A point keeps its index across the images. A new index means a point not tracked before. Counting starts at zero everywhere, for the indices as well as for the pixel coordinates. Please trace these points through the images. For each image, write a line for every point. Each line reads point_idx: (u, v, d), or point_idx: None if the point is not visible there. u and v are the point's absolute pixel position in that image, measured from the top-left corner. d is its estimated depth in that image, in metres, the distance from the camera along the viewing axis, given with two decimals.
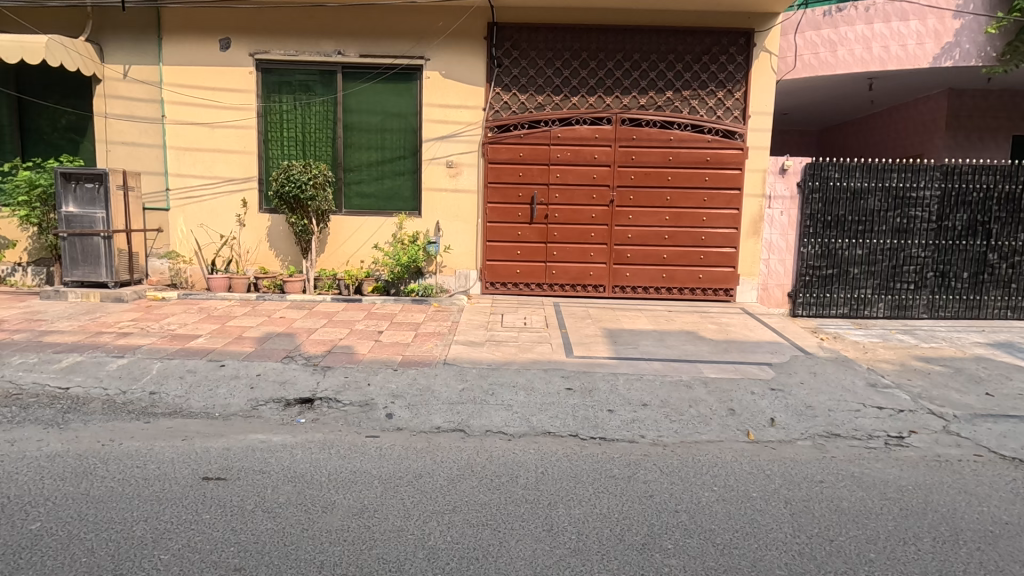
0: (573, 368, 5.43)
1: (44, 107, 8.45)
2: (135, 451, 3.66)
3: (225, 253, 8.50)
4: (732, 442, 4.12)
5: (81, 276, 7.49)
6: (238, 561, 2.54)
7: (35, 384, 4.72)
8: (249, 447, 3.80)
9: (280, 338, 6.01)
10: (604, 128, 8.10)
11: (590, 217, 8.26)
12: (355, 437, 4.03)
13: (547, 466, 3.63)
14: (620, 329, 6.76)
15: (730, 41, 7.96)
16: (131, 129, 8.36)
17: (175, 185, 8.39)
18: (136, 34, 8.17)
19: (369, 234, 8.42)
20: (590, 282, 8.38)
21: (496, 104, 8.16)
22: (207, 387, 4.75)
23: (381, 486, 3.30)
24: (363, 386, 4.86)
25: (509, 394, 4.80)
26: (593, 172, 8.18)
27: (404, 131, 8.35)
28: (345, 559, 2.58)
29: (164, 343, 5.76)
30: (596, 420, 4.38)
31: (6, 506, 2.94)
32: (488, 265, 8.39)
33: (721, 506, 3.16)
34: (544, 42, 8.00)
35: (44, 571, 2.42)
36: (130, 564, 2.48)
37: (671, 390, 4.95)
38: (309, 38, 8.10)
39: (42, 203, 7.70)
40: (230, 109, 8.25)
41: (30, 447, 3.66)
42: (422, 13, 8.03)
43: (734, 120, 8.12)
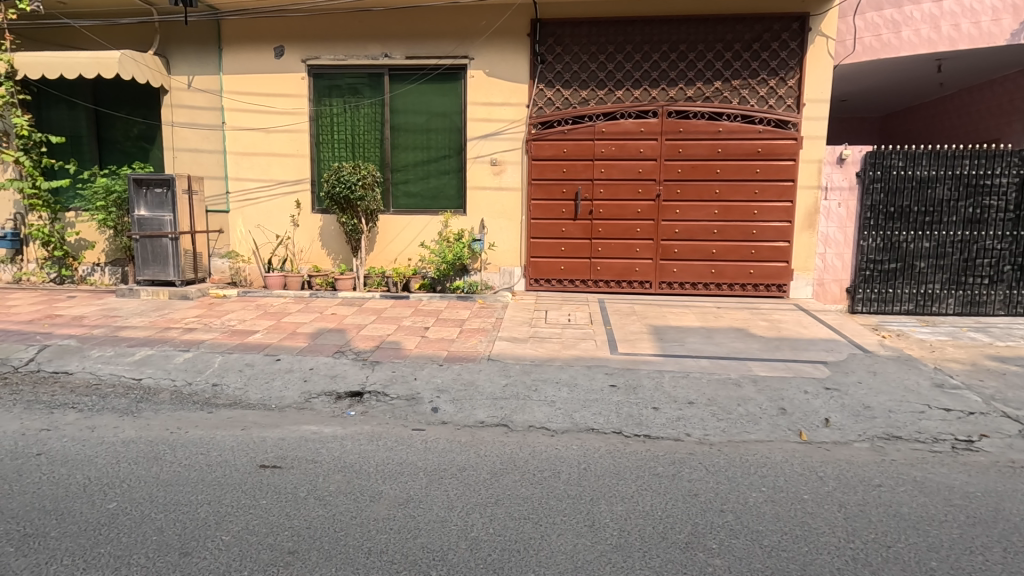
0: (617, 364, 5.39)
1: (118, 118, 9.06)
2: (200, 439, 3.90)
3: (281, 252, 8.88)
4: (782, 442, 3.99)
5: (151, 275, 8.01)
6: (292, 544, 2.67)
7: (111, 375, 5.09)
8: (302, 437, 3.98)
9: (331, 334, 6.24)
10: (650, 122, 7.96)
11: (636, 212, 8.15)
12: (402, 430, 4.14)
13: (590, 463, 3.63)
14: (666, 326, 6.65)
15: (783, 26, 7.66)
16: (195, 136, 8.84)
17: (234, 188, 8.83)
18: (198, 46, 8.64)
19: (416, 233, 8.61)
20: (636, 278, 8.27)
21: (539, 100, 8.16)
22: (264, 380, 5.00)
23: (426, 477, 3.39)
24: (410, 380, 5.00)
25: (552, 390, 4.82)
26: (639, 167, 8.06)
27: (449, 131, 8.48)
28: (392, 547, 2.66)
29: (225, 338, 6.08)
30: (640, 418, 4.33)
31: (88, 487, 3.20)
32: (533, 262, 8.42)
33: (770, 507, 3.07)
34: (588, 37, 7.93)
35: (120, 547, 2.62)
36: (195, 544, 2.65)
37: (719, 388, 4.84)
38: (357, 42, 8.35)
39: (117, 207, 8.26)
40: (284, 113, 8.60)
41: (108, 433, 3.96)
42: (466, 13, 8.12)
43: (787, 109, 7.81)
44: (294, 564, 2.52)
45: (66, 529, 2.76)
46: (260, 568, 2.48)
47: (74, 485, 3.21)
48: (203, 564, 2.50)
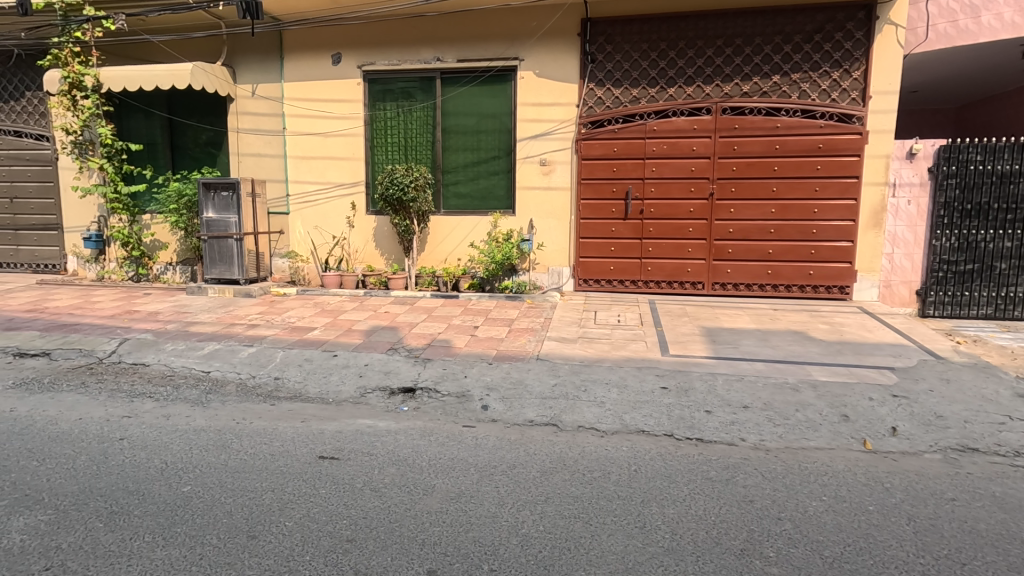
0: (668, 366, 5.30)
1: (189, 125, 9.64)
2: (263, 430, 4.11)
3: (337, 252, 9.19)
4: (844, 450, 3.82)
5: (218, 273, 8.48)
6: (350, 532, 2.78)
7: (183, 367, 5.44)
8: (358, 430, 4.12)
9: (385, 331, 6.44)
10: (703, 119, 7.78)
11: (688, 211, 7.98)
12: (452, 426, 4.22)
13: (640, 464, 3.59)
14: (720, 328, 6.48)
15: (847, 16, 7.30)
16: (258, 142, 9.28)
17: (294, 191, 9.22)
18: (262, 56, 9.06)
19: (465, 233, 8.72)
20: (688, 279, 8.10)
21: (589, 99, 8.12)
22: (322, 375, 5.21)
23: (477, 473, 3.45)
24: (460, 378, 5.09)
25: (602, 391, 4.79)
26: (692, 165, 7.90)
27: (499, 132, 8.55)
28: (444, 540, 2.73)
29: (285, 334, 6.36)
30: (692, 420, 4.25)
31: (165, 470, 3.43)
32: (581, 261, 8.38)
33: (831, 517, 2.95)
34: (639, 34, 7.82)
35: (194, 527, 2.79)
36: (262, 527, 2.80)
37: (776, 392, 4.68)
38: (410, 47, 8.55)
39: (188, 210, 8.79)
40: (341, 118, 8.92)
41: (181, 422, 4.24)
42: (516, 15, 8.17)
43: (851, 102, 7.45)
44: (352, 552, 2.61)
45: (146, 509, 2.97)
46: (321, 554, 2.59)
47: (153, 468, 3.45)
48: (269, 547, 2.63)
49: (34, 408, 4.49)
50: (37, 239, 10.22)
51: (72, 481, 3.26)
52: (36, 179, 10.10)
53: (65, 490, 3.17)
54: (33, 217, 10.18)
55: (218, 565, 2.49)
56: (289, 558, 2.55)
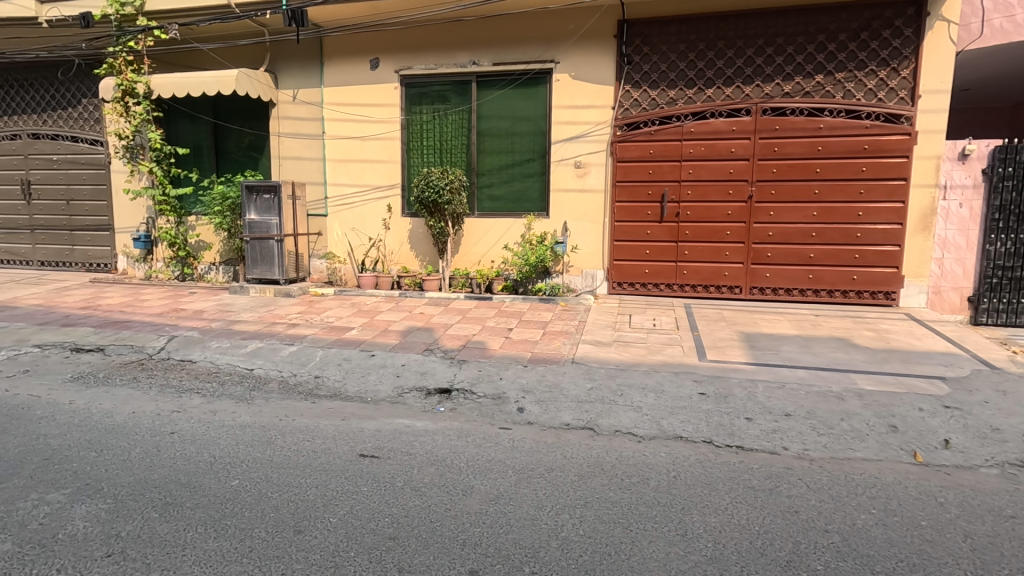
0: (706, 372, 5.22)
1: (233, 130, 9.94)
2: (305, 427, 4.22)
3: (373, 254, 9.35)
4: (893, 462, 3.69)
5: (259, 273, 8.72)
6: (393, 530, 2.82)
7: (228, 364, 5.62)
8: (396, 430, 4.18)
9: (420, 332, 6.52)
10: (742, 120, 7.65)
11: (726, 214, 7.85)
12: (489, 427, 4.25)
13: (680, 471, 3.54)
14: (759, 334, 6.34)
15: (896, 12, 7.06)
16: (298, 145, 9.52)
17: (332, 194, 9.42)
18: (303, 62, 9.29)
19: (499, 235, 8.74)
20: (725, 283, 7.96)
21: (625, 102, 8.06)
22: (361, 375, 5.31)
23: (515, 475, 3.47)
24: (496, 380, 5.12)
25: (639, 396, 4.74)
26: (730, 167, 7.76)
27: (533, 134, 8.57)
28: (485, 541, 2.75)
29: (324, 334, 6.50)
30: (732, 428, 4.18)
31: (214, 463, 3.56)
32: (616, 265, 8.34)
33: (881, 531, 2.86)
34: (677, 35, 7.73)
35: (244, 521, 2.88)
36: (308, 522, 2.87)
37: (821, 401, 4.55)
38: (446, 51, 8.64)
39: (232, 212, 9.07)
40: (378, 122, 9.07)
41: (228, 417, 4.38)
42: (553, 17, 8.18)
43: (899, 102, 7.21)
44: (395, 549, 2.66)
45: (198, 501, 3.08)
46: (365, 550, 2.64)
47: (202, 462, 3.58)
48: (316, 542, 2.70)
49: (91, 401, 4.71)
50: (91, 239, 10.70)
51: (128, 472, 3.41)
52: (90, 182, 10.57)
53: (122, 480, 3.31)
54: (87, 218, 10.66)
55: (268, 558, 2.56)
56: (335, 554, 2.61)
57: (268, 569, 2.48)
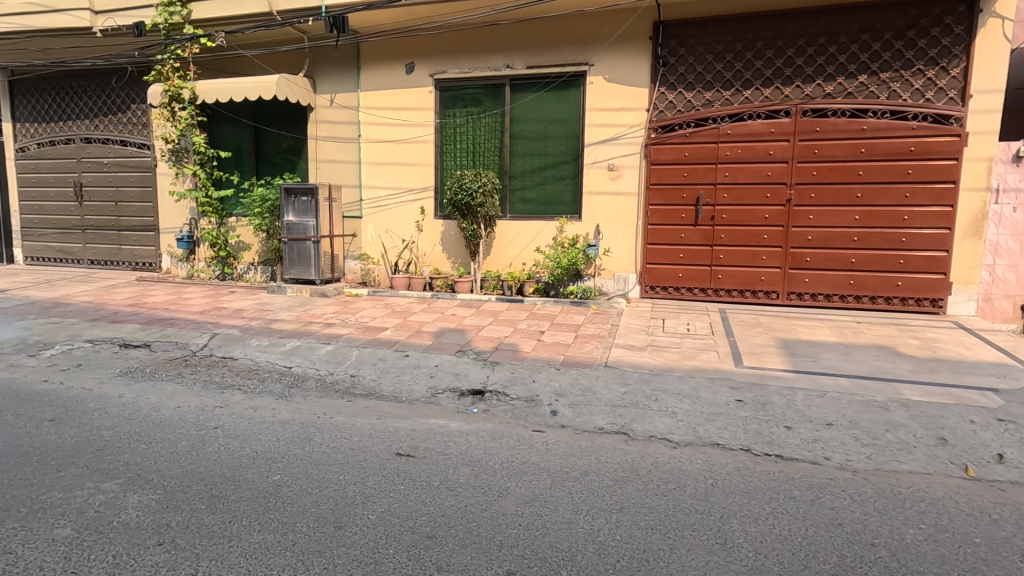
0: (742, 378, 5.12)
1: (272, 133, 10.20)
2: (342, 425, 4.30)
3: (406, 255, 9.47)
4: (943, 476, 3.56)
5: (296, 274, 8.92)
6: (430, 529, 2.85)
7: (268, 362, 5.77)
8: (430, 429, 4.23)
9: (453, 333, 6.58)
10: (781, 122, 7.49)
11: (763, 217, 7.69)
12: (522, 430, 4.26)
13: (717, 479, 3.48)
14: (797, 340, 6.19)
15: (945, 10, 6.82)
16: (335, 148, 9.71)
17: (367, 196, 9.59)
18: (341, 67, 9.48)
19: (531, 237, 8.75)
20: (762, 288, 7.80)
21: (660, 104, 7.98)
22: (395, 374, 5.39)
23: (549, 478, 3.47)
24: (529, 382, 5.13)
25: (673, 401, 4.69)
26: (768, 169, 7.62)
27: (566, 137, 8.56)
28: (522, 543, 2.76)
29: (359, 333, 6.62)
30: (771, 436, 4.09)
31: (256, 458, 3.66)
32: (648, 268, 8.26)
33: (932, 547, 2.76)
34: (714, 36, 7.63)
35: (286, 515, 2.96)
36: (348, 519, 2.92)
37: (864, 411, 4.42)
38: (481, 55, 8.71)
39: (271, 214, 9.31)
40: (413, 125, 9.20)
41: (268, 413, 4.50)
42: (588, 20, 8.16)
43: (948, 102, 6.95)
44: (433, 547, 2.69)
45: (242, 495, 3.17)
46: (403, 548, 2.68)
47: (245, 456, 3.69)
48: (355, 538, 2.75)
49: (139, 395, 4.90)
50: (137, 239, 11.13)
51: (175, 464, 3.53)
52: (137, 184, 11.01)
53: (170, 472, 3.43)
54: (134, 219, 11.09)
55: (310, 552, 2.62)
56: (374, 551, 2.65)
57: (310, 563, 2.54)
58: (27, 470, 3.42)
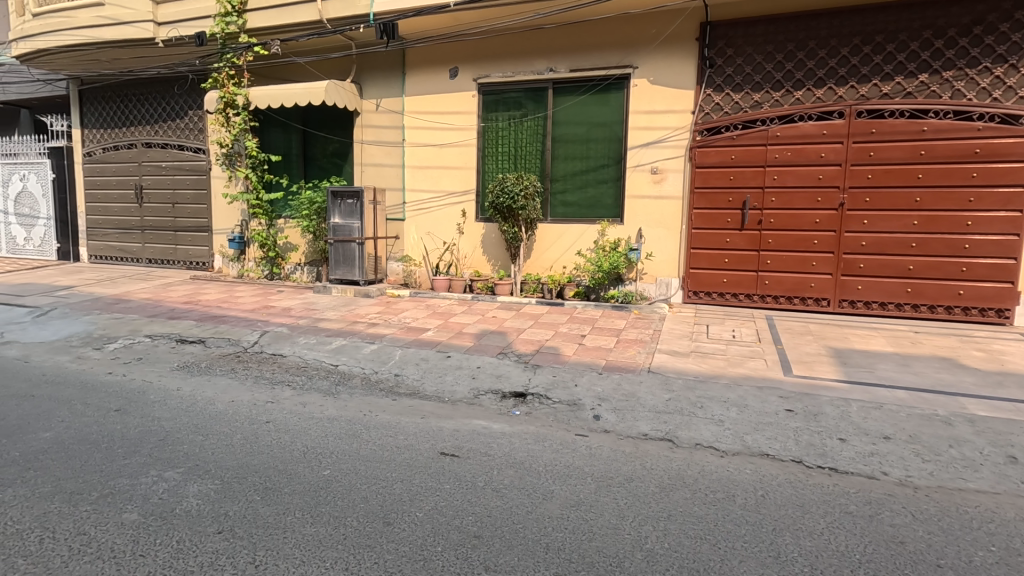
0: (792, 388, 4.96)
1: (320, 137, 10.51)
2: (387, 423, 4.38)
3: (447, 257, 9.58)
4: (1014, 496, 3.35)
5: (341, 274, 9.14)
6: (477, 529, 2.87)
7: (315, 359, 5.93)
8: (474, 430, 4.26)
9: (494, 335, 6.62)
10: (835, 124, 7.25)
11: (814, 222, 7.46)
12: (565, 433, 4.25)
13: (768, 490, 3.39)
14: (850, 350, 5.96)
15: (1016, 4, 6.47)
16: (380, 152, 9.91)
17: (410, 199, 9.75)
18: (387, 72, 9.69)
19: (572, 241, 8.72)
20: (811, 295, 7.56)
21: (706, 106, 7.84)
22: (437, 375, 5.46)
23: (594, 483, 3.44)
24: (571, 386, 5.10)
25: (720, 409, 4.58)
26: (820, 172, 7.39)
27: (609, 140, 8.50)
28: (568, 546, 2.75)
29: (402, 334, 6.74)
30: (824, 448, 3.95)
31: (307, 453, 3.77)
32: (692, 273, 8.12)
33: (1003, 571, 2.60)
34: (764, 35, 7.45)
35: (337, 509, 3.03)
36: (396, 515, 2.97)
37: (924, 425, 4.22)
38: (524, 59, 8.75)
39: (317, 216, 9.58)
40: (456, 129, 9.32)
41: (317, 409, 4.63)
42: (633, 22, 8.09)
43: (1018, 101, 6.58)
44: (480, 547, 2.71)
45: (294, 488, 3.27)
46: (451, 547, 2.70)
47: (296, 451, 3.80)
48: (404, 535, 2.79)
49: (195, 389, 5.11)
50: (191, 239, 11.63)
51: (231, 456, 3.67)
52: (193, 187, 11.50)
53: (227, 463, 3.57)
54: (189, 220, 11.59)
55: (360, 547, 2.68)
56: (423, 547, 2.69)
57: (362, 557, 2.59)
58: (96, 457, 3.62)
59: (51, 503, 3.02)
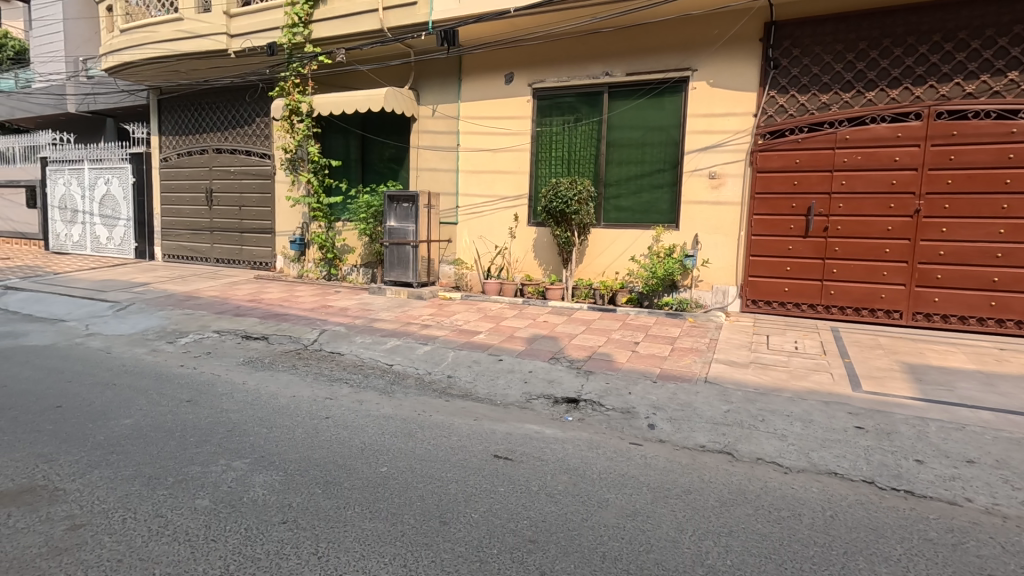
0: (862, 405, 4.69)
1: (378, 143, 10.82)
2: (441, 423, 4.43)
3: (499, 261, 9.63)
4: None
5: (395, 276, 9.33)
6: (532, 533, 2.86)
7: (371, 358, 6.09)
8: (527, 434, 4.25)
9: (545, 340, 6.60)
10: (911, 125, 6.85)
11: (886, 230, 7.07)
12: (619, 441, 4.17)
13: (837, 511, 3.21)
14: (926, 366, 5.60)
15: None
16: (435, 157, 10.10)
17: (463, 204, 9.88)
18: (444, 79, 9.88)
19: (625, 246, 8.60)
20: (882, 306, 7.16)
21: (769, 108, 7.59)
22: (489, 378, 5.48)
23: (651, 493, 3.36)
24: (624, 394, 5.02)
25: (783, 423, 4.39)
26: (893, 177, 7.00)
27: (665, 144, 8.34)
28: (625, 556, 2.69)
29: (454, 336, 6.82)
30: (899, 469, 3.71)
31: (364, 449, 3.86)
32: (751, 281, 7.85)
33: None
34: (833, 35, 7.14)
35: (394, 506, 3.08)
36: (452, 515, 3.00)
37: (1014, 450, 3.90)
38: (580, 63, 8.73)
39: (374, 219, 9.85)
40: (510, 134, 9.39)
41: (373, 407, 4.74)
42: (694, 24, 7.92)
43: None
44: (536, 552, 2.69)
45: (354, 482, 3.35)
46: (507, 550, 2.70)
47: (354, 446, 3.90)
48: (460, 535, 2.81)
49: (260, 383, 5.34)
50: (256, 241, 12.19)
51: (295, 449, 3.80)
52: (258, 190, 12.07)
53: (291, 455, 3.71)
54: (254, 222, 12.16)
55: (418, 544, 2.71)
56: (478, 549, 2.69)
57: (420, 555, 2.62)
58: (171, 444, 3.83)
59: (132, 485, 3.22)
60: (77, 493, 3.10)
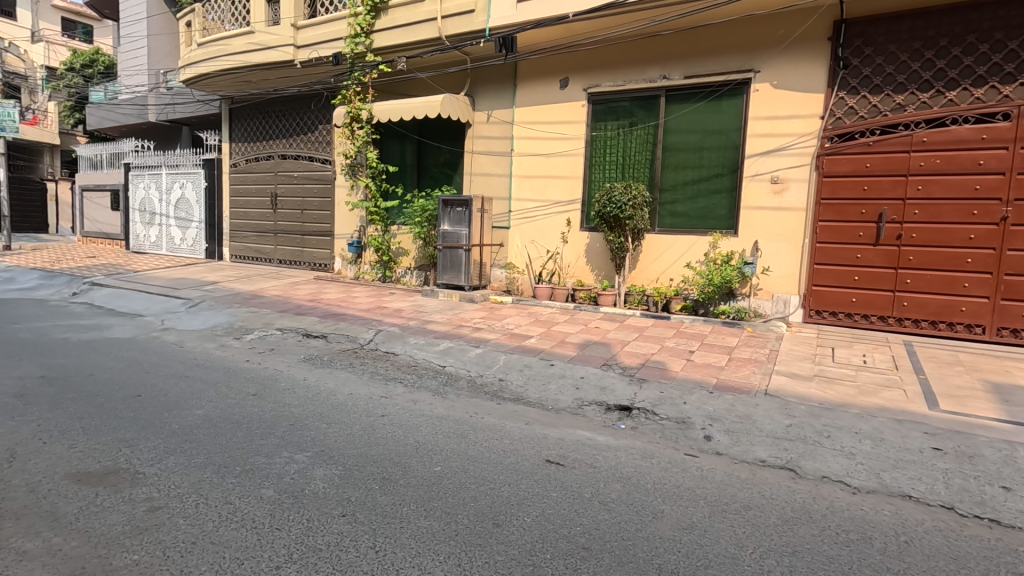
0: (939, 425, 4.39)
1: (433, 149, 11.05)
2: (493, 426, 4.46)
3: (550, 266, 9.62)
4: None
5: (448, 279, 9.48)
6: (585, 540, 2.83)
7: (424, 359, 6.21)
8: (578, 441, 4.21)
9: (597, 346, 6.53)
10: (998, 127, 6.40)
11: (967, 238, 6.61)
12: (674, 452, 4.07)
13: (913, 537, 3.01)
14: (1013, 385, 5.17)
15: None
16: (489, 162, 10.22)
17: (516, 208, 9.93)
18: (499, 85, 9.99)
19: (680, 253, 8.40)
20: (962, 320, 6.68)
21: (838, 110, 7.25)
22: (541, 382, 5.48)
23: (708, 507, 3.26)
24: (679, 404, 4.89)
25: (850, 440, 4.17)
26: (976, 182, 6.54)
27: (724, 148, 8.11)
28: (681, 570, 2.62)
29: (506, 339, 6.86)
30: (983, 496, 3.44)
31: (419, 448, 3.93)
32: (815, 291, 7.51)
33: None
34: (910, 32, 6.75)
35: (448, 505, 3.12)
36: (505, 518, 3.01)
37: None
38: (637, 67, 8.62)
39: (428, 223, 10.05)
40: (564, 139, 9.38)
41: (426, 407, 4.82)
42: (757, 25, 7.68)
43: None
44: (589, 560, 2.66)
45: (409, 480, 3.42)
46: (560, 555, 2.68)
47: (409, 445, 3.98)
48: (513, 537, 2.82)
49: (319, 379, 5.54)
50: (316, 243, 12.68)
51: (352, 445, 3.92)
52: (319, 195, 12.56)
53: (349, 451, 3.82)
54: (315, 225, 12.66)
55: (472, 544, 2.74)
56: (531, 553, 2.69)
57: (474, 555, 2.65)
58: (239, 435, 4.03)
59: (204, 472, 3.40)
60: (155, 477, 3.31)
